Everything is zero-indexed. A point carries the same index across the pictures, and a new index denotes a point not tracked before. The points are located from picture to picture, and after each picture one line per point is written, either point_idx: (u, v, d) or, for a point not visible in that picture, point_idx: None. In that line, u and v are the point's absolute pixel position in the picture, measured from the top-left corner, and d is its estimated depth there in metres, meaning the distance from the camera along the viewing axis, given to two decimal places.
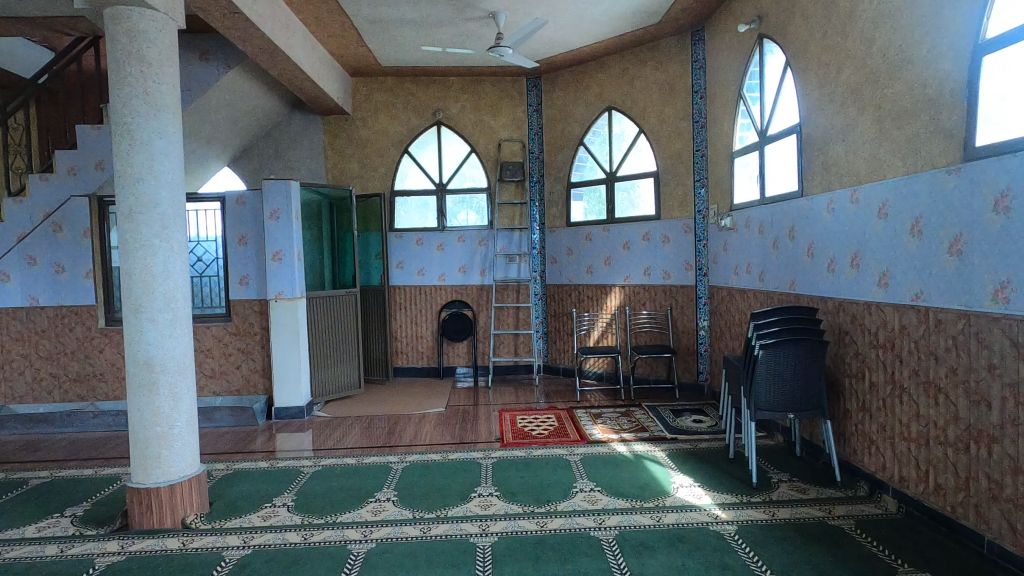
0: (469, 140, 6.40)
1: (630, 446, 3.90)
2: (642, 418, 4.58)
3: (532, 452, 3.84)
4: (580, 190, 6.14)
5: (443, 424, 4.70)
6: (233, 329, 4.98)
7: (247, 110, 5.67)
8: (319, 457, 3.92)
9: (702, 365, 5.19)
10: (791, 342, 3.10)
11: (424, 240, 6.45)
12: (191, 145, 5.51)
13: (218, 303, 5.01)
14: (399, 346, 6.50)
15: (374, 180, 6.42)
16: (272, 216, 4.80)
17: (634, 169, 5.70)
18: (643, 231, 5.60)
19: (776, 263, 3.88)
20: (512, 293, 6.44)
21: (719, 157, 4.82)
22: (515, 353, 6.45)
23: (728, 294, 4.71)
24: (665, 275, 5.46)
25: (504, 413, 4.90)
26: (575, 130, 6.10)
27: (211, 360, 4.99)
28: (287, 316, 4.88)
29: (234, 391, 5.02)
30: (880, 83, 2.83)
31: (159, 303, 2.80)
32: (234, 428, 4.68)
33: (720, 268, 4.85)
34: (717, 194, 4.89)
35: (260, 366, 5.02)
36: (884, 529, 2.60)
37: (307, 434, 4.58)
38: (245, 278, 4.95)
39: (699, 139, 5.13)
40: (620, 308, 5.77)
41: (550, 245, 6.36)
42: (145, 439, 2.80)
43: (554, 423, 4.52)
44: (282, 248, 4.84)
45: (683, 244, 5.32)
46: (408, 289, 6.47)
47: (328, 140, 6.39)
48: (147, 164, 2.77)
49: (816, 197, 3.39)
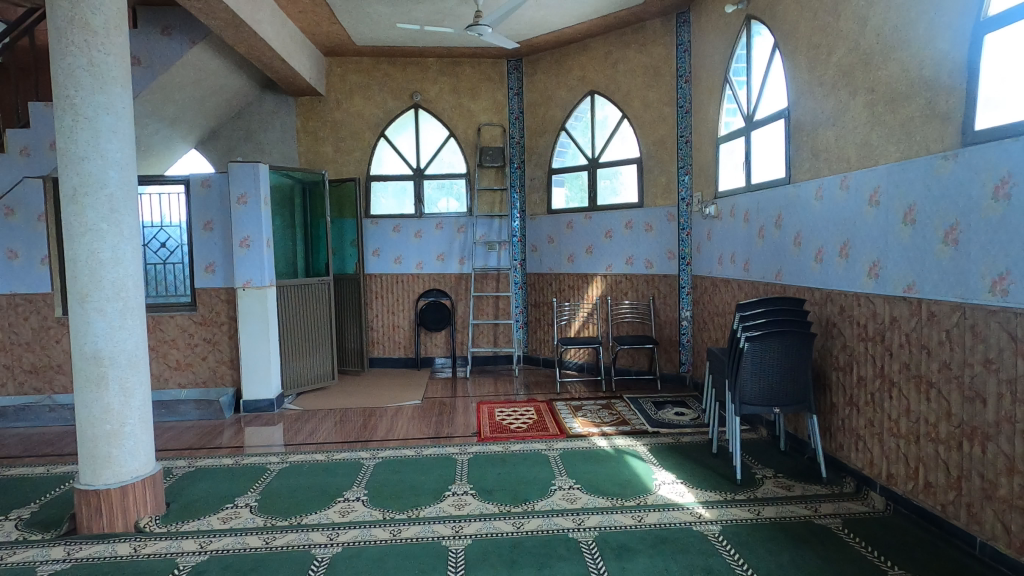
0: (448, 124, 6.20)
1: (610, 441, 3.78)
2: (623, 410, 4.47)
3: (510, 447, 3.71)
4: (562, 177, 5.98)
5: (419, 417, 4.56)
6: (199, 319, 4.76)
7: (214, 89, 5.42)
8: (287, 453, 3.75)
9: (684, 356, 5.09)
10: (778, 334, 2.99)
11: (401, 227, 6.25)
12: (155, 126, 5.25)
13: (183, 291, 4.78)
14: (375, 336, 6.32)
15: (349, 164, 6.20)
16: (239, 201, 4.59)
17: (617, 156, 5.55)
18: (625, 219, 5.47)
19: (762, 252, 3.78)
20: (492, 281, 6.30)
21: (704, 143, 4.69)
22: (495, 343, 6.32)
23: (711, 284, 4.61)
24: (647, 264, 5.35)
25: (482, 406, 4.76)
26: (557, 114, 5.93)
27: (176, 351, 4.77)
28: (256, 305, 4.68)
29: (200, 383, 4.81)
30: (873, 64, 2.71)
31: (107, 293, 2.60)
32: (199, 422, 4.48)
33: (703, 257, 4.75)
34: (702, 181, 4.77)
35: (228, 357, 4.81)
36: (873, 528, 2.51)
37: (277, 428, 4.41)
38: (212, 265, 4.73)
39: (683, 125, 4.99)
40: (601, 298, 5.65)
41: (531, 233, 6.21)
42: (94, 438, 2.61)
43: (533, 417, 4.39)
44: (251, 234, 4.62)
45: (666, 232, 5.20)
46: (384, 278, 6.29)
47: (301, 122, 6.14)
48: (92, 142, 2.56)
49: (804, 184, 3.28)
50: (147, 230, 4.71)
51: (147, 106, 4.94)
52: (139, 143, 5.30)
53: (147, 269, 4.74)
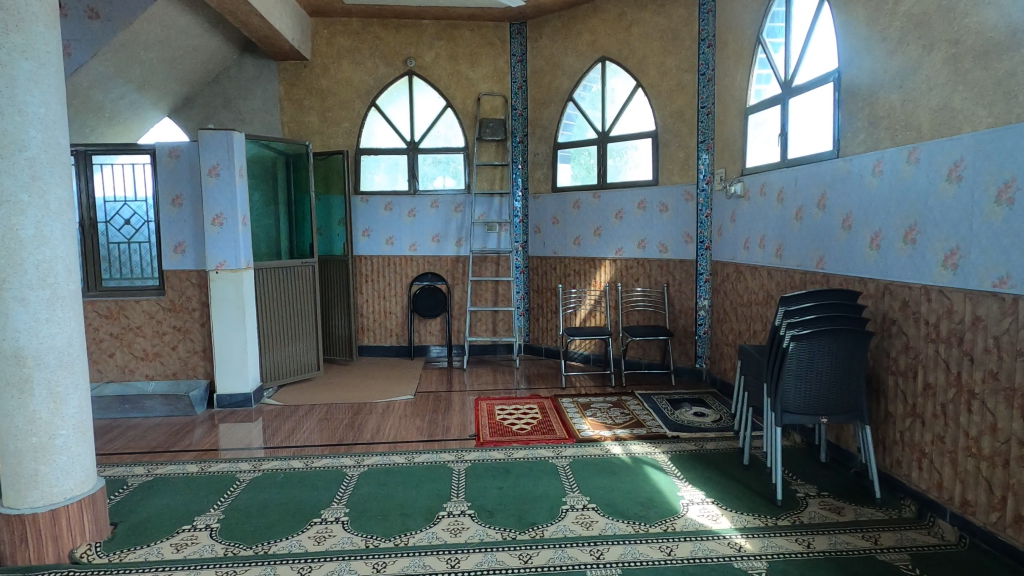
0: (445, 93, 5.70)
1: (626, 447, 3.37)
2: (636, 410, 4.06)
3: (513, 455, 3.29)
4: (568, 152, 5.50)
5: (412, 414, 4.13)
6: (168, 305, 4.29)
7: (186, 49, 4.89)
8: (262, 459, 3.32)
9: (701, 349, 4.68)
10: (829, 334, 2.56)
11: (394, 205, 5.78)
12: (121, 89, 4.73)
13: (150, 273, 4.33)
14: (365, 322, 5.89)
15: (336, 136, 5.71)
16: (210, 172, 4.11)
17: (629, 129, 5.08)
18: (638, 198, 5.01)
19: (799, 236, 3.35)
20: (491, 265, 5.85)
21: (729, 114, 4.23)
22: (494, 331, 5.89)
23: (735, 270, 4.18)
24: (661, 248, 4.90)
25: (481, 401, 4.34)
26: (564, 84, 5.44)
27: (142, 340, 4.31)
28: (230, 290, 4.21)
29: (170, 375, 4.35)
30: (958, 11, 2.25)
31: (30, 278, 2.14)
32: (167, 420, 4.04)
33: (725, 241, 4.31)
34: (725, 156, 4.31)
35: (200, 347, 4.35)
36: (948, 567, 2.10)
37: (254, 427, 3.97)
38: (181, 245, 4.25)
39: (705, 94, 4.51)
40: (610, 285, 5.21)
41: (533, 212, 5.75)
42: (17, 452, 2.16)
43: (537, 416, 3.98)
44: (224, 210, 4.15)
45: (683, 214, 4.74)
46: (375, 260, 5.83)
47: (285, 89, 5.63)
48: (7, 92, 2.07)
49: (858, 156, 2.84)
50: (110, 205, 4.26)
51: (110, 66, 4.42)
52: (104, 109, 4.79)
53: (110, 249, 4.29)
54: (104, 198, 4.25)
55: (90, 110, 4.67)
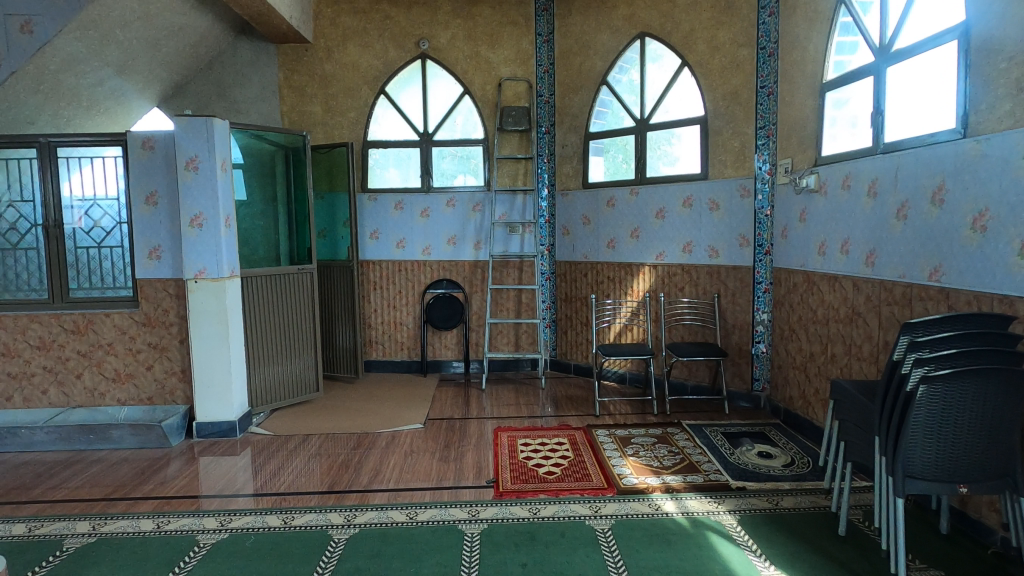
0: (462, 78, 5.08)
1: (679, 503, 2.71)
2: (687, 447, 3.39)
3: (540, 512, 2.65)
4: (601, 143, 4.84)
5: (420, 448, 3.51)
6: (142, 319, 3.73)
7: (172, 29, 4.34)
8: (233, 512, 2.72)
9: (759, 371, 4.00)
10: (973, 375, 1.87)
11: (405, 204, 5.18)
12: (98, 74, 4.19)
13: (123, 283, 3.77)
14: (373, 334, 5.31)
15: (342, 127, 5.13)
16: (188, 166, 3.54)
17: (673, 115, 4.39)
18: (683, 194, 4.33)
19: (903, 240, 2.67)
20: (514, 271, 5.21)
21: (799, 93, 3.54)
22: (516, 345, 5.25)
23: (805, 280, 3.49)
24: (711, 252, 4.22)
25: (501, 433, 3.70)
26: (597, 65, 4.78)
27: (113, 359, 3.75)
28: (212, 302, 3.64)
29: (145, 400, 3.79)
30: None
31: None
32: (136, 454, 3.48)
33: (792, 245, 3.63)
34: (792, 144, 3.62)
35: (179, 367, 3.78)
36: None
37: (235, 465, 3.40)
38: (157, 250, 3.69)
39: (765, 72, 3.82)
40: (650, 294, 4.55)
41: (561, 212, 5.10)
42: None
43: (569, 454, 3.33)
44: (204, 209, 3.58)
45: (738, 212, 4.05)
46: (384, 265, 5.24)
47: (284, 76, 5.08)
48: None
49: (1000, 134, 2.15)
50: (77, 204, 3.72)
51: (82, 48, 3.88)
52: (80, 97, 4.26)
53: (78, 255, 3.75)
54: (71, 197, 3.72)
55: (63, 98, 4.15)
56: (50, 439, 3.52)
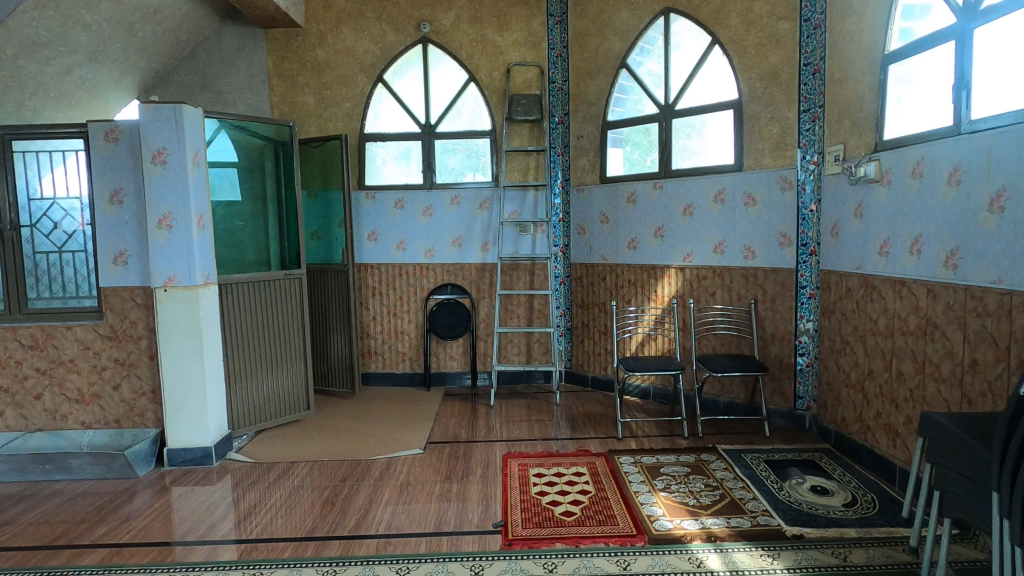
0: (466, 64, 4.64)
1: (726, 557, 2.25)
2: (726, 479, 2.92)
3: (557, 569, 2.20)
4: (620, 133, 4.38)
5: (418, 479, 3.08)
6: (107, 332, 3.32)
7: (147, 12, 3.93)
8: (194, 567, 2.31)
9: (803, 388, 3.54)
10: None
11: (405, 202, 4.75)
12: (64, 61, 3.79)
13: (86, 292, 3.38)
14: (373, 344, 4.88)
15: (336, 119, 4.72)
16: (154, 159, 3.13)
17: (701, 100, 3.92)
18: (714, 188, 3.86)
19: (999, 238, 2.21)
20: (525, 275, 4.77)
21: (853, 69, 3.06)
22: (527, 356, 4.81)
23: (862, 285, 3.01)
24: (746, 253, 3.75)
25: (511, 461, 3.25)
26: (615, 46, 4.32)
27: (76, 377, 3.35)
28: (184, 315, 3.22)
29: (111, 423, 3.38)
30: None
31: None
32: (97, 487, 3.08)
33: (845, 244, 3.16)
34: (844, 127, 3.15)
35: (149, 386, 3.37)
36: None
37: (209, 497, 2.98)
38: (122, 255, 3.28)
39: (810, 47, 3.35)
40: (677, 300, 4.08)
41: (577, 209, 4.65)
42: None
43: (589, 489, 2.87)
44: (173, 208, 3.17)
45: (778, 207, 3.57)
46: (383, 268, 4.81)
47: (274, 63, 4.68)
48: None
49: None
50: (35, 204, 3.31)
51: (43, 30, 3.48)
52: (46, 86, 3.87)
53: (37, 260, 3.34)
54: (29, 194, 3.31)
55: (25, 88, 3.75)
56: (2, 469, 3.12)
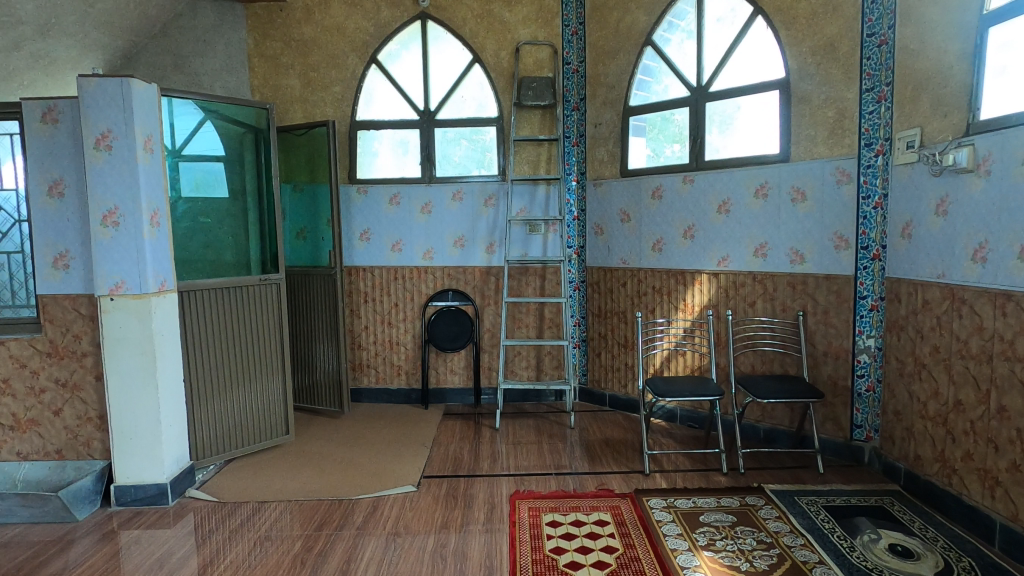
0: (469, 43, 4.13)
1: None
2: (782, 534, 2.39)
3: None
4: (644, 120, 3.85)
5: (410, 526, 2.58)
6: (46, 348, 2.83)
7: None
8: None
9: (861, 416, 3.02)
10: None
11: (401, 198, 4.25)
12: (8, 34, 2.97)
13: (22, 301, 2.90)
14: (365, 356, 4.38)
15: (324, 105, 4.22)
16: (98, 143, 2.64)
17: (739, 80, 3.38)
18: (755, 181, 3.34)
19: None
20: (535, 280, 4.26)
21: (938, 34, 2.53)
22: (537, 371, 4.30)
23: (947, 296, 2.48)
24: (793, 256, 3.22)
25: (519, 505, 2.73)
26: (639, 20, 3.80)
27: (9, 402, 2.85)
28: (134, 329, 2.73)
29: (52, 454, 2.89)
30: None
31: None
32: (26, 534, 2.59)
33: (924, 246, 2.63)
34: (922, 107, 2.63)
35: (96, 411, 2.88)
36: None
37: (162, 546, 2.49)
38: (64, 256, 2.79)
39: (875, 14, 2.82)
40: (709, 310, 3.56)
41: (594, 206, 4.14)
42: None
43: (615, 545, 2.35)
44: (121, 202, 2.67)
45: (833, 204, 3.04)
46: (376, 271, 4.30)
47: (256, 42, 4.22)
48: None
49: None
50: None
51: None
52: None
53: None
54: None
55: None
56: None
